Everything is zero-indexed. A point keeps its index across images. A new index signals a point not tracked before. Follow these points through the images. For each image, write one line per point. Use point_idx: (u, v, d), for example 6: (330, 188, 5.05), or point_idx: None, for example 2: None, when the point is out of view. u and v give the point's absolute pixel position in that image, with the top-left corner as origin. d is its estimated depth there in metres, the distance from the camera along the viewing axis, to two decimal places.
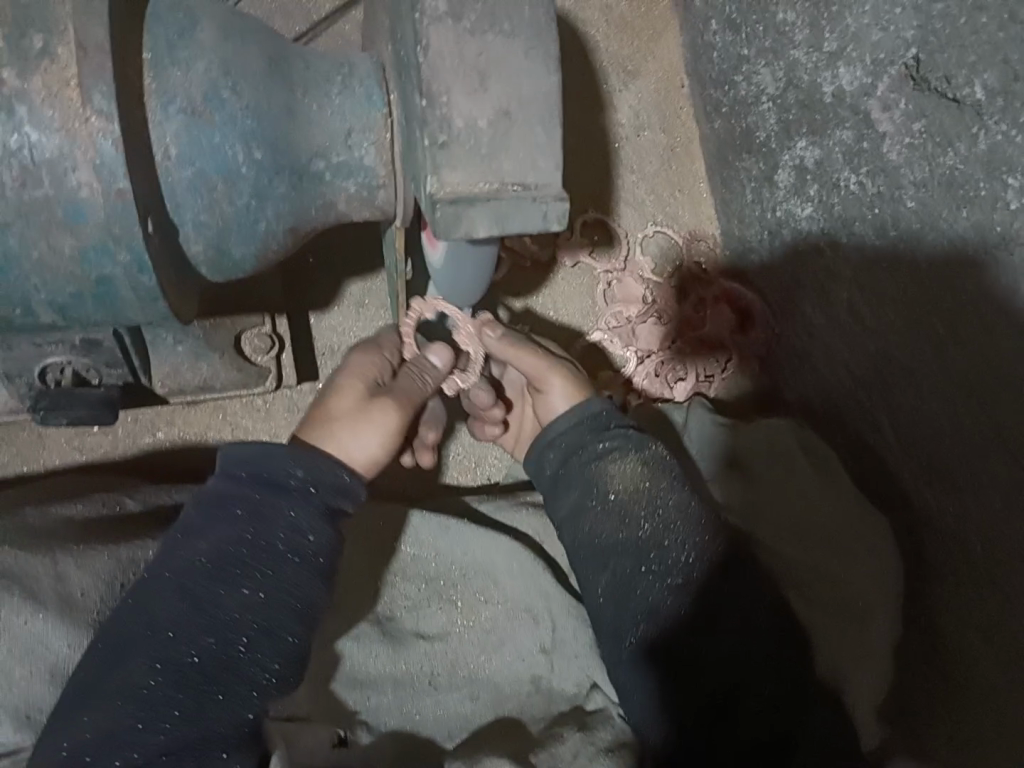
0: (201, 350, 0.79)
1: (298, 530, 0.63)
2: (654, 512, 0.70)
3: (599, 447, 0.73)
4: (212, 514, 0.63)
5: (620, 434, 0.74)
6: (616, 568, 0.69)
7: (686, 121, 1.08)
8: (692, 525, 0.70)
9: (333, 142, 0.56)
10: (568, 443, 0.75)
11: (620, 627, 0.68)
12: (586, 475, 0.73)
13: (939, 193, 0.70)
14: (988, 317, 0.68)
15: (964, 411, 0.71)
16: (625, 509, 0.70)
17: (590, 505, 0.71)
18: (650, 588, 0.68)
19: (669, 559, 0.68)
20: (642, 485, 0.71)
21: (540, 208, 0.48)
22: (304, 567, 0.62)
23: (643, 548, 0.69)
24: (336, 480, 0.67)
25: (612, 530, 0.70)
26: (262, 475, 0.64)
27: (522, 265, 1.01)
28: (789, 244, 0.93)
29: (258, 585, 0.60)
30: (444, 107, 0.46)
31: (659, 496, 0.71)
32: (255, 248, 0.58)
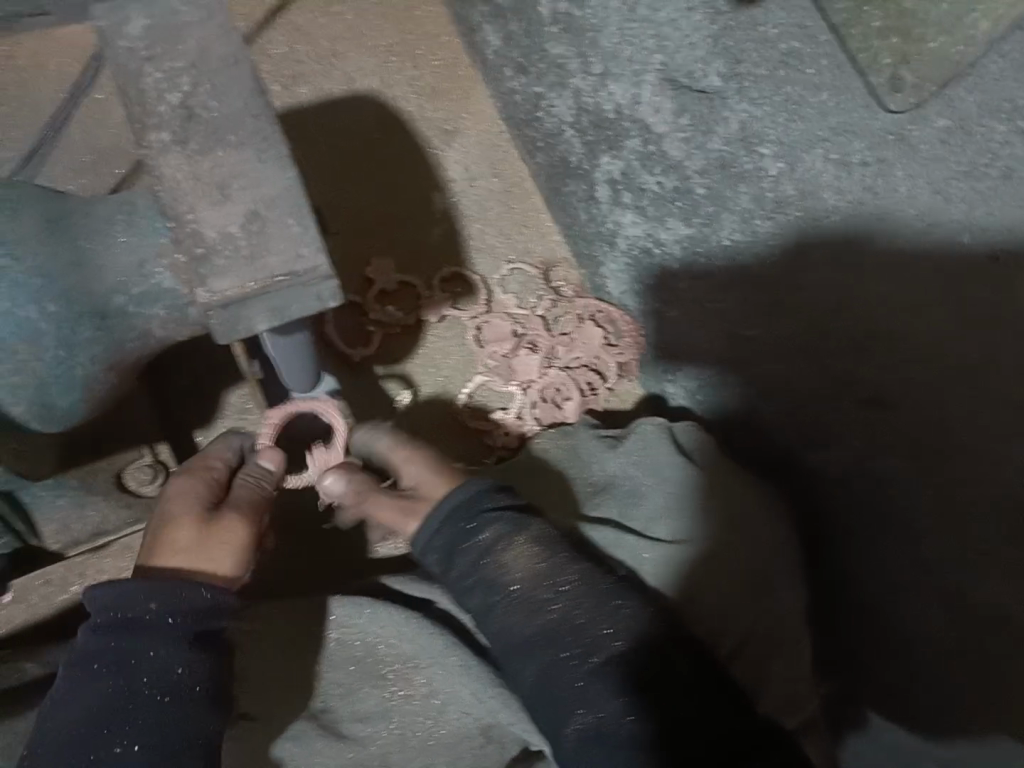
0: (84, 497, 0.81)
1: (167, 666, 0.59)
2: (559, 593, 0.71)
3: (482, 539, 0.74)
4: (75, 673, 0.59)
5: (499, 517, 0.75)
6: (539, 661, 0.69)
7: (514, 162, 1.14)
8: (598, 593, 0.71)
9: (128, 276, 0.59)
10: (442, 530, 0.76)
11: (558, 716, 0.67)
12: (481, 570, 0.73)
13: (718, 175, 0.75)
14: (802, 280, 0.71)
15: (816, 371, 0.75)
16: (528, 598, 0.71)
17: (496, 603, 0.72)
18: (575, 670, 0.67)
19: (590, 638, 0.69)
20: (538, 565, 0.72)
21: (314, 291, 0.52)
22: (179, 704, 0.59)
23: (559, 634, 0.69)
24: (199, 601, 0.62)
25: (521, 622, 0.71)
26: (118, 617, 0.60)
27: (390, 333, 1.05)
28: (626, 251, 0.98)
29: (132, 738, 0.57)
30: (193, 225, 0.50)
31: (558, 576, 0.72)
32: (79, 393, 0.61)
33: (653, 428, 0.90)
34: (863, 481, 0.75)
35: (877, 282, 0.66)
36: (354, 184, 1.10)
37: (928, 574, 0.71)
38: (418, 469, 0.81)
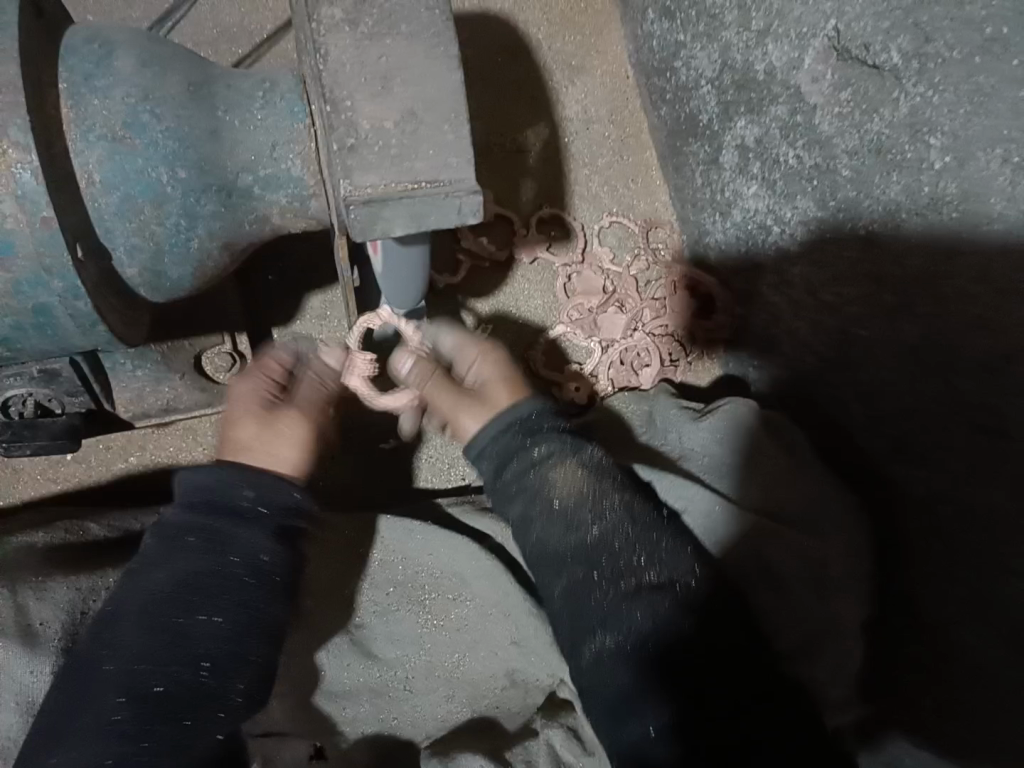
0: (160, 373, 0.80)
1: (254, 552, 0.64)
2: (601, 516, 0.70)
3: (532, 450, 0.74)
4: (166, 542, 0.64)
5: (551, 435, 0.75)
6: (569, 577, 0.69)
7: (634, 112, 1.10)
8: (642, 528, 0.70)
9: (259, 156, 0.57)
10: (503, 434, 0.76)
11: (580, 637, 0.67)
12: (529, 484, 0.72)
13: (871, 159, 0.71)
14: (933, 290, 0.68)
15: (924, 383, 0.72)
16: (569, 515, 0.70)
17: (536, 516, 0.71)
18: (603, 597, 0.67)
19: (625, 565, 0.68)
20: (581, 486, 0.71)
21: (455, 203, 0.49)
22: (260, 589, 0.64)
23: (596, 552, 0.68)
24: (290, 499, 0.69)
25: (558, 537, 0.70)
26: (214, 500, 0.66)
27: (479, 265, 1.02)
28: (741, 223, 0.94)
29: (216, 609, 0.62)
30: (348, 112, 0.47)
31: (601, 500, 0.71)
32: (191, 266, 0.59)
33: (738, 409, 0.88)
34: (959, 512, 0.71)
35: (1018, 306, 0.60)
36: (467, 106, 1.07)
37: (997, 606, 0.69)
38: (483, 366, 0.81)
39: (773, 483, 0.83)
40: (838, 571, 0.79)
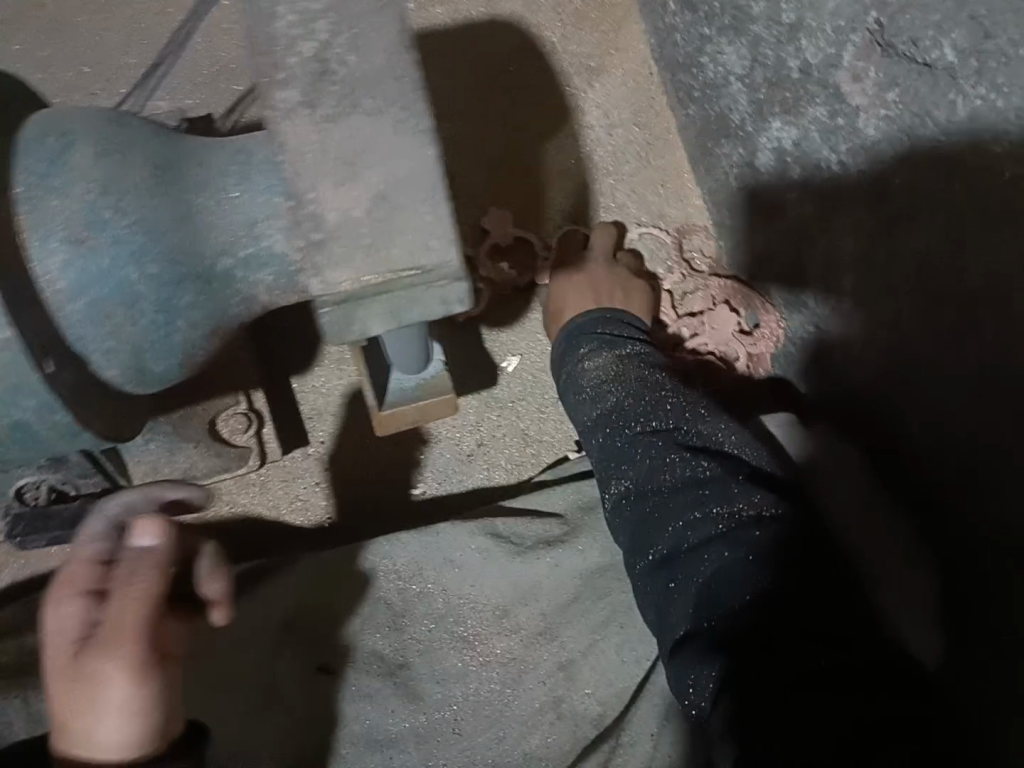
0: (175, 443, 0.77)
1: None
2: (704, 447, 0.65)
3: (609, 389, 0.73)
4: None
5: (628, 382, 0.72)
6: (656, 473, 0.65)
7: (661, 109, 1.02)
8: (734, 472, 0.63)
9: (237, 236, 0.52)
10: (580, 378, 0.75)
11: (655, 532, 0.62)
12: (617, 401, 0.71)
13: (925, 168, 0.62)
14: (1003, 279, 0.57)
15: (982, 374, 0.61)
16: (688, 443, 0.66)
17: (631, 429, 0.68)
18: (688, 518, 0.61)
19: (719, 496, 0.61)
20: (696, 418, 0.68)
21: (438, 293, 0.44)
22: None
23: (696, 482, 0.63)
24: None
25: (661, 462, 0.65)
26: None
27: (501, 292, 0.95)
28: (782, 232, 0.85)
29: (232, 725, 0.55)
30: (313, 204, 0.42)
31: (715, 440, 0.66)
32: (176, 359, 0.56)
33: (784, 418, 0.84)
34: (1018, 529, 0.60)
35: None
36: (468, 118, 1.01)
37: None
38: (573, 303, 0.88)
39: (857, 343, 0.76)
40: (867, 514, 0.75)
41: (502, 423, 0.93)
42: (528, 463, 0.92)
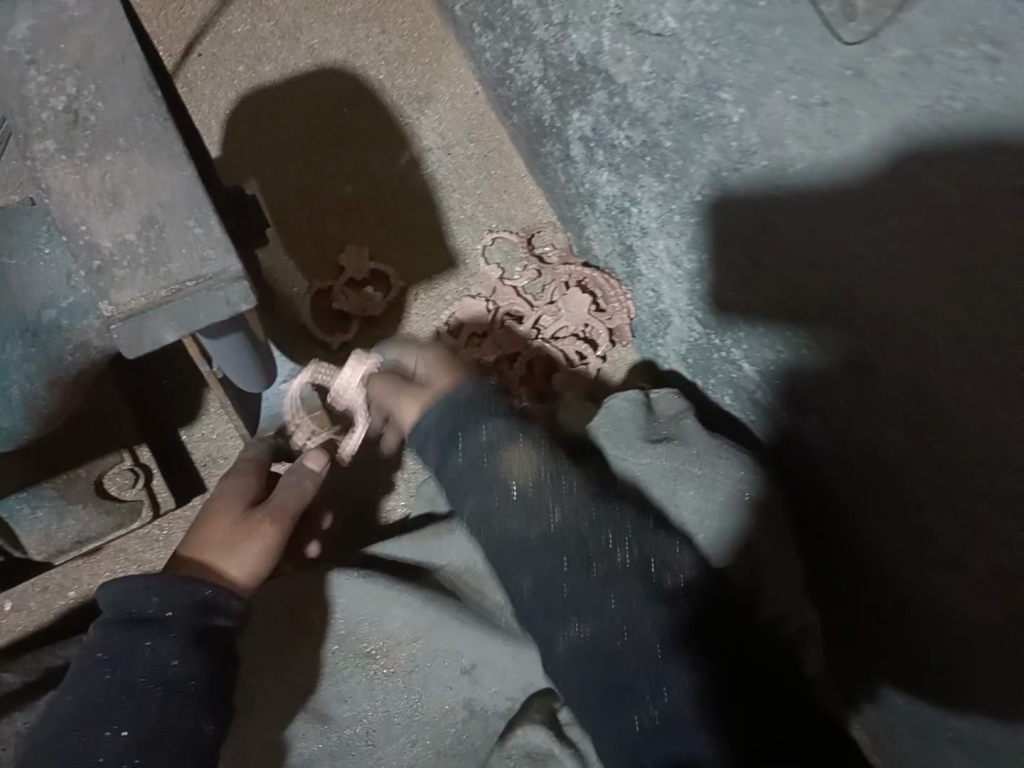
0: (63, 507, 0.79)
1: (161, 660, 0.62)
2: (558, 497, 0.72)
3: (543, 505, 0.71)
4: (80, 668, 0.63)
5: (561, 490, 0.72)
6: (536, 568, 0.69)
7: (492, 124, 1.09)
8: (602, 510, 0.71)
9: (56, 290, 0.58)
10: (491, 461, 0.73)
11: (554, 626, 0.67)
12: (482, 466, 0.73)
13: (684, 125, 0.69)
14: (772, 221, 0.65)
15: (794, 315, 0.68)
16: (531, 502, 0.71)
17: (494, 504, 0.71)
18: (574, 584, 0.67)
19: (594, 549, 0.69)
20: (541, 477, 0.72)
21: (220, 296, 0.48)
22: (175, 696, 0.61)
23: (560, 536, 0.69)
24: (200, 595, 0.67)
25: (522, 523, 0.70)
26: (126, 612, 0.64)
27: (370, 316, 1.01)
28: (606, 211, 0.93)
29: (119, 722, 0.59)
30: (87, 235, 0.47)
31: (555, 483, 0.72)
32: (20, 412, 0.59)
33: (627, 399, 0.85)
34: (859, 448, 0.67)
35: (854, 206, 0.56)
36: (308, 162, 1.07)
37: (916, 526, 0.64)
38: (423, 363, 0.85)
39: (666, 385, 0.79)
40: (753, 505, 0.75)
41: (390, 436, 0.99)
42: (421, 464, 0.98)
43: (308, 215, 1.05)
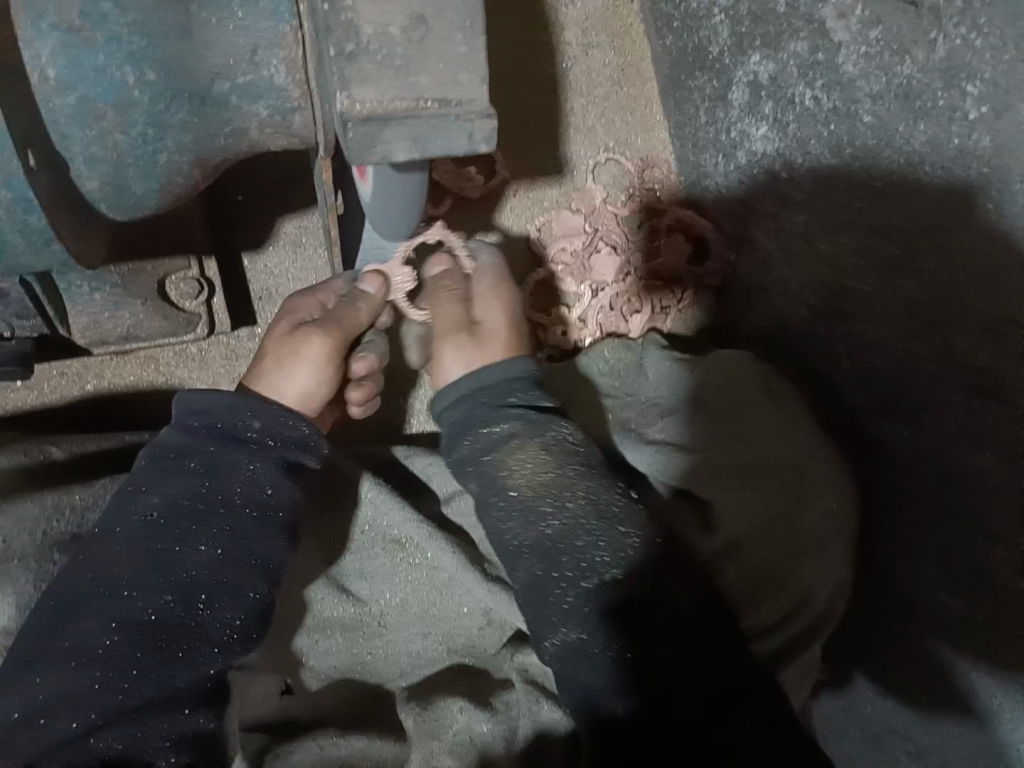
0: (120, 298, 0.73)
1: (256, 483, 0.62)
2: (562, 507, 0.69)
3: (545, 509, 0.69)
4: (165, 465, 0.62)
5: (563, 502, 0.69)
6: (528, 569, 0.69)
7: (637, 38, 1.03)
8: (605, 518, 0.69)
9: (236, 61, 0.51)
10: (495, 461, 0.71)
11: (540, 628, 0.68)
12: (487, 464, 0.71)
13: (895, 106, 0.67)
14: (948, 240, 0.65)
15: (920, 342, 0.70)
16: (530, 508, 0.69)
17: (493, 500, 0.71)
18: (561, 593, 0.67)
19: (586, 560, 0.67)
20: (549, 476, 0.70)
21: (465, 129, 0.44)
22: (262, 522, 0.62)
23: (556, 553, 0.68)
24: (297, 433, 0.66)
25: (522, 529, 0.69)
26: (217, 426, 0.64)
27: (466, 199, 0.96)
28: (745, 166, 0.89)
29: (214, 540, 0.59)
30: (349, 12, 0.41)
31: (565, 490, 0.70)
32: (159, 182, 0.54)
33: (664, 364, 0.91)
34: (944, 473, 0.71)
35: None
36: None
37: (978, 560, 0.69)
38: (494, 307, 0.77)
39: (739, 395, 0.85)
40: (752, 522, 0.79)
41: None
42: None
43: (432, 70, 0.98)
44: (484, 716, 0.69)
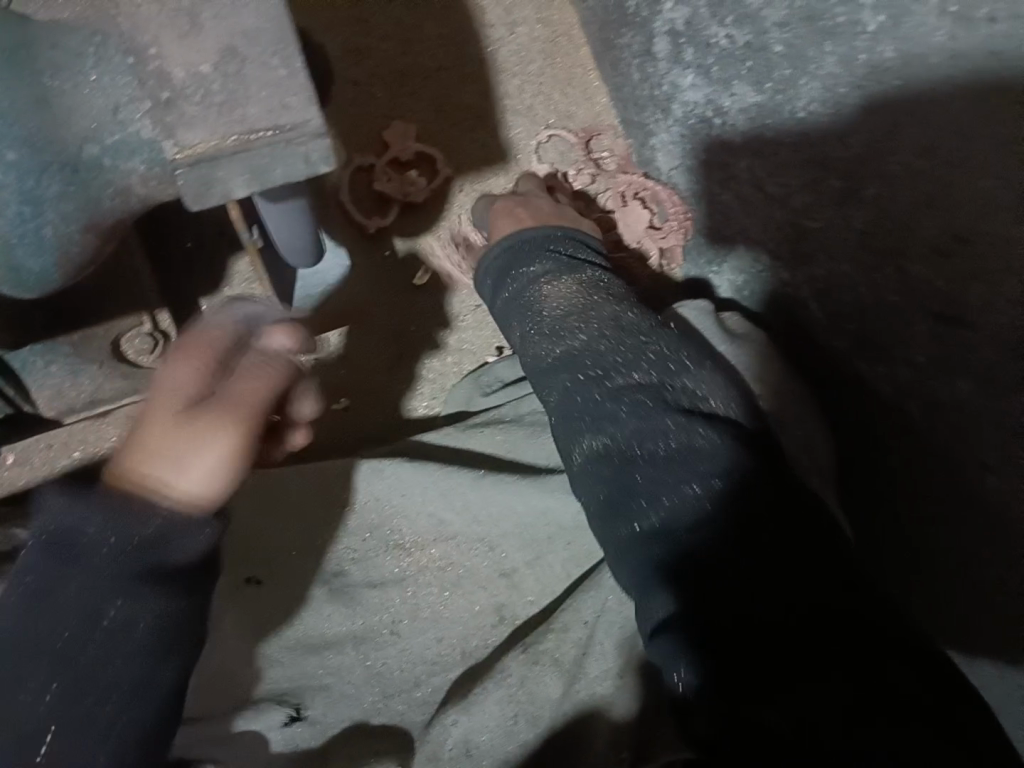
0: (76, 364, 0.75)
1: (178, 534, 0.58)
2: (680, 386, 0.70)
3: (669, 384, 0.70)
4: (62, 553, 0.55)
5: (683, 379, 0.71)
6: (646, 441, 0.66)
7: (563, 8, 1.01)
8: (706, 395, 0.70)
9: (101, 122, 0.51)
10: (614, 333, 0.73)
11: (636, 521, 0.64)
12: (604, 346, 0.73)
13: (803, 29, 0.63)
14: (883, 164, 0.61)
15: (881, 269, 0.66)
16: (653, 382, 0.70)
17: (612, 374, 0.71)
18: (681, 476, 0.64)
19: (692, 440, 0.65)
20: (669, 359, 0.72)
21: (300, 152, 0.43)
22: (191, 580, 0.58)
23: (687, 424, 0.66)
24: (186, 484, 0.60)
25: (639, 399, 0.69)
26: (116, 501, 0.56)
27: (412, 203, 0.95)
28: (683, 119, 0.86)
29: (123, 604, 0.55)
30: (157, 62, 0.42)
31: (683, 367, 0.72)
32: (52, 254, 0.55)
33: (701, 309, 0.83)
34: (925, 402, 0.66)
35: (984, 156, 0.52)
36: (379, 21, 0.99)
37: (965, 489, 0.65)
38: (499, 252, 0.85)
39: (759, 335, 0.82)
40: (805, 429, 0.75)
41: (420, 331, 0.95)
42: (450, 368, 0.95)
43: (358, 78, 0.96)
44: (482, 727, 0.70)
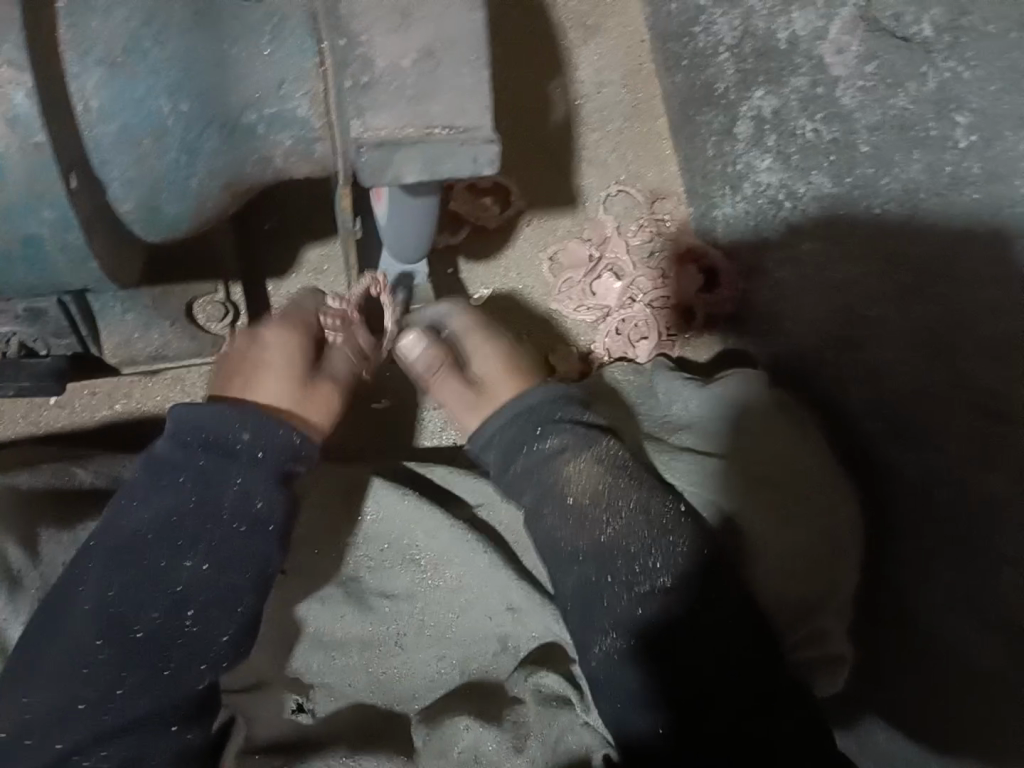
0: (151, 318, 0.77)
1: (246, 496, 0.63)
2: (617, 515, 0.71)
3: (598, 518, 0.71)
4: (158, 476, 0.63)
5: (618, 508, 0.71)
6: (580, 573, 0.70)
7: (648, 77, 1.07)
8: (657, 525, 0.71)
9: (265, 93, 0.54)
10: (548, 471, 0.73)
11: (589, 616, 0.69)
12: (542, 479, 0.73)
13: (893, 136, 0.69)
14: (950, 264, 0.66)
15: (928, 365, 0.71)
16: (583, 512, 0.72)
17: (545, 508, 0.73)
18: (617, 597, 0.68)
19: (638, 567, 0.69)
20: (598, 486, 0.72)
21: (470, 153, 0.47)
22: (253, 533, 0.64)
23: (611, 556, 0.70)
24: (282, 439, 0.66)
25: (570, 533, 0.72)
26: (207, 438, 0.64)
27: (482, 227, 1.00)
28: (751, 198, 0.92)
29: (199, 556, 0.62)
30: (364, 48, 0.46)
31: (617, 500, 0.72)
32: (189, 206, 0.58)
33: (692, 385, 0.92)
34: (953, 491, 0.71)
35: None
36: None
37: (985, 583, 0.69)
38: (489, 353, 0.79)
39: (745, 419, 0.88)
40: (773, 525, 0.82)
41: None
42: None
43: None
44: (490, 732, 0.70)
